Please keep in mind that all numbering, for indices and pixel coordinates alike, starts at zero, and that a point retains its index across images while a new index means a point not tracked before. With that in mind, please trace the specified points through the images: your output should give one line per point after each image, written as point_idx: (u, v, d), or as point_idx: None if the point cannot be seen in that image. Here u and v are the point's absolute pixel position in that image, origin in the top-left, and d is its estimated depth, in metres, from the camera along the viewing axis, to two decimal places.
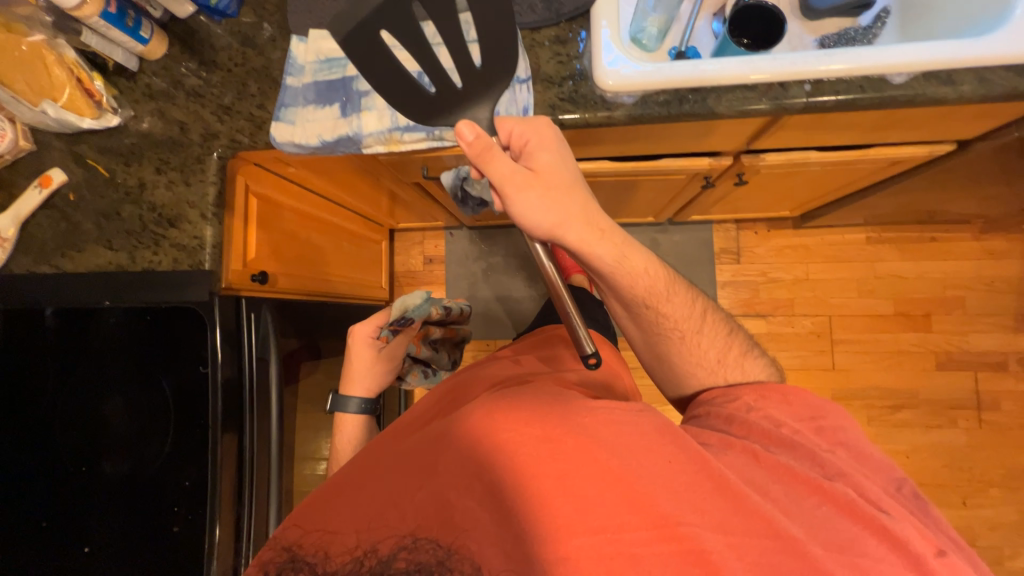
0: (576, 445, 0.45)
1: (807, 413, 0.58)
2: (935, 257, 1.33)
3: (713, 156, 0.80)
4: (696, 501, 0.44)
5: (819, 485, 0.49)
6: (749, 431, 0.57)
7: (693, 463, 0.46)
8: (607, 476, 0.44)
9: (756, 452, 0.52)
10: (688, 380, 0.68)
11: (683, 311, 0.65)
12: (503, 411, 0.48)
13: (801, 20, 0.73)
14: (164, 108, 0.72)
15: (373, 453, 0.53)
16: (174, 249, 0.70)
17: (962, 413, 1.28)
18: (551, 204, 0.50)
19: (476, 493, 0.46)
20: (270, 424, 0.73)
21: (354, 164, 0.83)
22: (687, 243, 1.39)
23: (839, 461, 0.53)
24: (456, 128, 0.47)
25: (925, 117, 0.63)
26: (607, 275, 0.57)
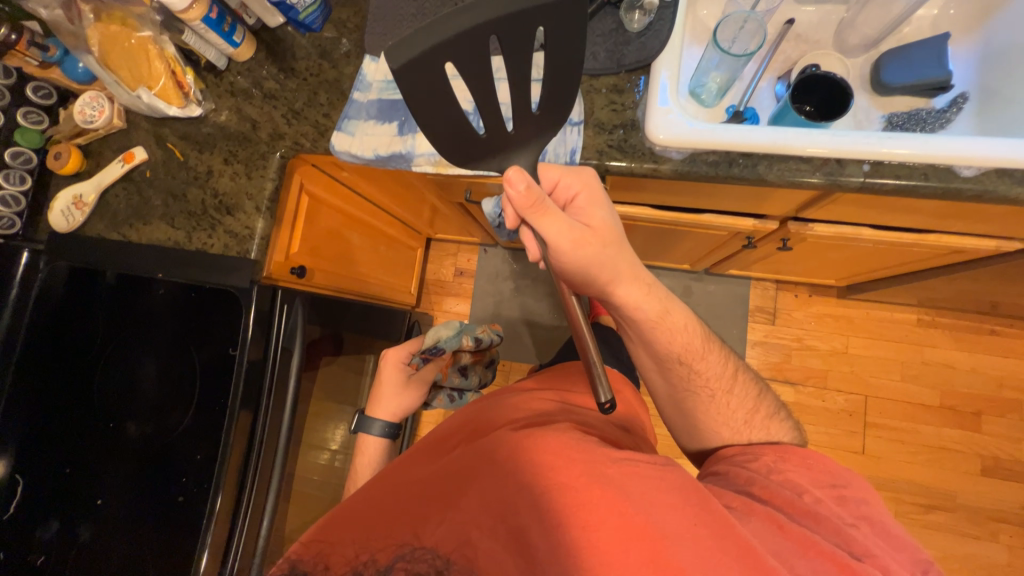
0: (592, 497, 0.45)
1: (829, 480, 0.54)
2: (993, 351, 1.23)
3: (758, 218, 0.79)
4: (720, 570, 0.42)
5: (846, 565, 0.45)
6: (769, 492, 0.53)
7: (714, 528, 0.44)
8: (624, 530, 0.44)
9: (780, 521, 0.49)
10: (710, 437, 0.65)
11: (714, 370, 0.64)
12: (520, 452, 0.50)
13: (871, 95, 0.71)
14: (241, 105, 0.78)
15: (396, 474, 0.59)
16: (226, 234, 0.75)
17: (1006, 527, 1.16)
18: (600, 254, 0.54)
19: (498, 533, 0.48)
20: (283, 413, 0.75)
21: (402, 177, 0.87)
22: (721, 296, 1.35)
23: (864, 538, 0.49)
24: (509, 178, 0.48)
25: (995, 213, 0.60)
26: (645, 325, 0.61)
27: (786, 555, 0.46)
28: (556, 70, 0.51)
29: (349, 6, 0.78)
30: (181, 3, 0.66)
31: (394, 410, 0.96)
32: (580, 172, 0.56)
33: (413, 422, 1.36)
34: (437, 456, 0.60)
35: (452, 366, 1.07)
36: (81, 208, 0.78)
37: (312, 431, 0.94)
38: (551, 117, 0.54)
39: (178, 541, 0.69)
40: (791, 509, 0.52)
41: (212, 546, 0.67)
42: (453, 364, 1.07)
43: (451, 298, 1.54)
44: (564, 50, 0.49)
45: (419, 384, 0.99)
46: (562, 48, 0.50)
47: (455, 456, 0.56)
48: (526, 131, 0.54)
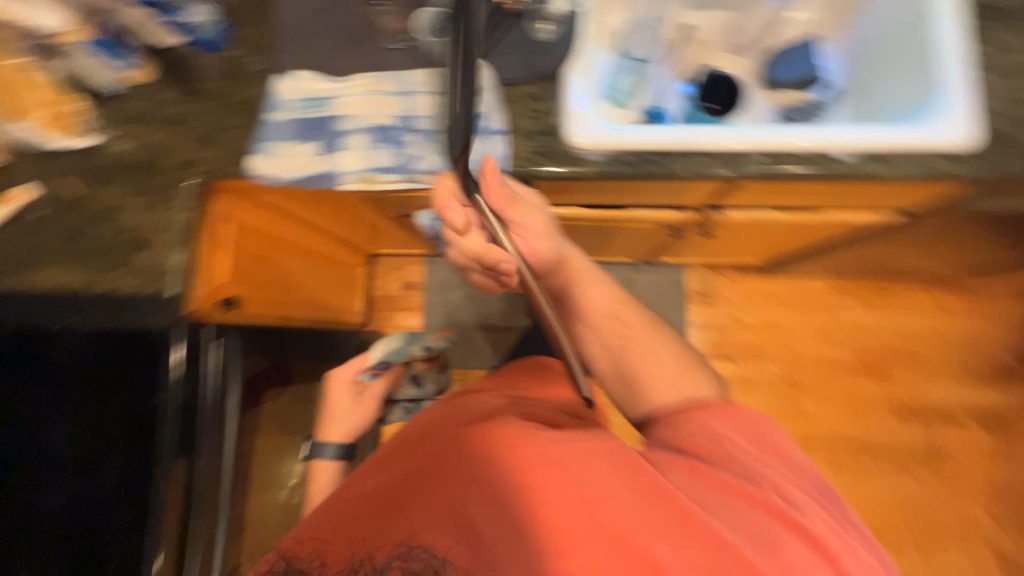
0: (539, 480, 0.50)
1: (745, 426, 0.60)
2: (893, 309, 1.39)
3: (680, 209, 0.84)
4: (648, 519, 0.50)
5: (749, 494, 0.54)
6: (694, 447, 0.58)
7: (644, 488, 0.51)
8: (570, 505, 0.49)
9: (699, 469, 0.56)
10: (651, 398, 0.66)
11: (641, 332, 0.69)
12: (474, 451, 0.53)
13: (764, 91, 0.79)
14: (143, 132, 0.73)
15: (362, 485, 0.58)
16: (139, 272, 0.69)
17: (919, 462, 1.32)
18: (540, 242, 0.63)
19: (476, 523, 0.50)
20: (220, 446, 0.76)
21: (332, 195, 0.84)
22: (661, 284, 1.43)
23: (776, 475, 0.56)
24: (487, 165, 0.56)
25: (873, 190, 0.68)
26: (570, 289, 0.70)
27: (701, 497, 0.54)
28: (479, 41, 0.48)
29: (255, 23, 0.74)
30: (54, 23, 0.61)
31: (347, 432, 0.93)
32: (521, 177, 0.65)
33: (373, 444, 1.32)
34: (399, 456, 0.59)
35: (404, 377, 1.06)
36: None
37: (264, 467, 0.91)
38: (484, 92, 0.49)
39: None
40: (720, 460, 0.57)
41: None
42: (405, 376, 1.06)
43: (401, 313, 1.51)
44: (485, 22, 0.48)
45: (370, 400, 0.97)
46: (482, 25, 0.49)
47: (421, 456, 0.57)
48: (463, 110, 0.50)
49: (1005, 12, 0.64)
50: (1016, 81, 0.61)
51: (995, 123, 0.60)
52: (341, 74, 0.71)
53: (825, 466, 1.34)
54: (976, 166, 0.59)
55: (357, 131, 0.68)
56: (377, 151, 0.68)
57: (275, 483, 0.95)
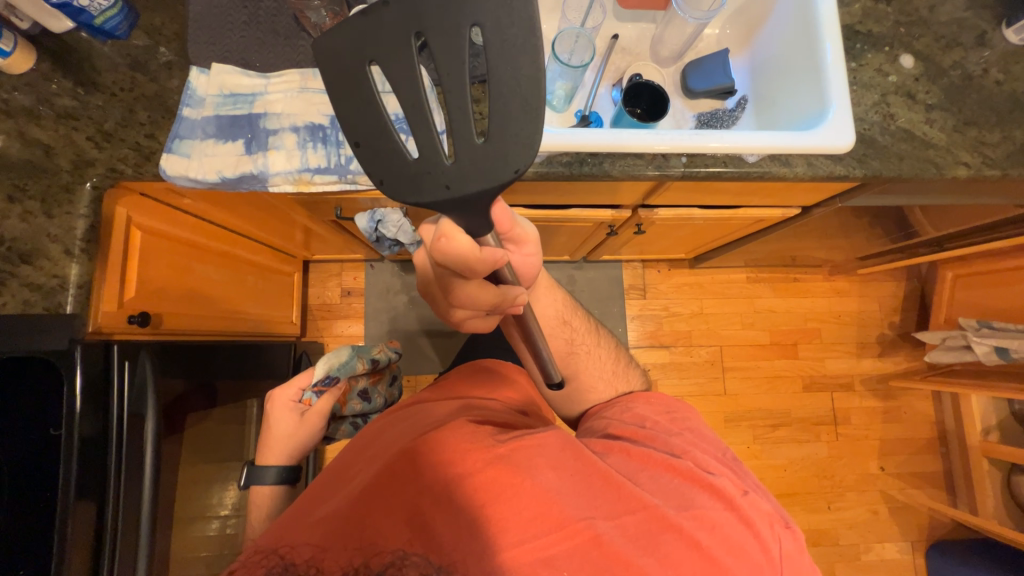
0: (492, 474, 0.52)
1: (664, 408, 0.68)
2: (798, 294, 1.57)
3: (615, 209, 0.89)
4: (592, 499, 0.53)
5: (669, 464, 0.58)
6: (620, 429, 0.64)
7: (586, 472, 0.55)
8: (522, 493, 0.51)
9: (627, 448, 0.60)
10: (589, 395, 0.73)
11: (584, 330, 0.73)
12: (428, 457, 0.54)
13: (683, 99, 0.86)
14: (24, 127, 0.63)
15: (319, 508, 0.54)
16: (24, 287, 0.60)
17: (824, 428, 1.50)
18: (530, 264, 0.56)
19: (451, 518, 0.50)
20: (143, 478, 0.65)
21: (260, 198, 0.79)
22: (600, 280, 1.50)
23: (683, 441, 0.62)
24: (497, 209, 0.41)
25: (777, 188, 0.77)
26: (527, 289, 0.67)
27: (631, 472, 0.58)
28: (501, 66, 0.35)
29: (162, 11, 0.68)
30: None
31: (285, 453, 0.87)
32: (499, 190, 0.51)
33: (316, 460, 1.25)
34: (359, 473, 0.57)
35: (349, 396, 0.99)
36: None
37: (190, 499, 0.83)
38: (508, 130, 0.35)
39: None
40: (636, 436, 0.63)
41: None
42: (351, 394, 0.99)
43: (341, 321, 1.45)
44: (507, 45, 0.35)
45: (312, 423, 0.89)
46: (502, 48, 0.35)
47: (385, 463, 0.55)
48: (475, 152, 0.36)
49: (872, 37, 0.75)
50: (881, 95, 0.72)
51: (867, 131, 0.71)
52: (266, 68, 0.67)
53: (750, 438, 1.48)
54: (854, 166, 0.69)
55: (285, 130, 0.65)
56: (309, 150, 0.64)
57: (202, 516, 0.86)
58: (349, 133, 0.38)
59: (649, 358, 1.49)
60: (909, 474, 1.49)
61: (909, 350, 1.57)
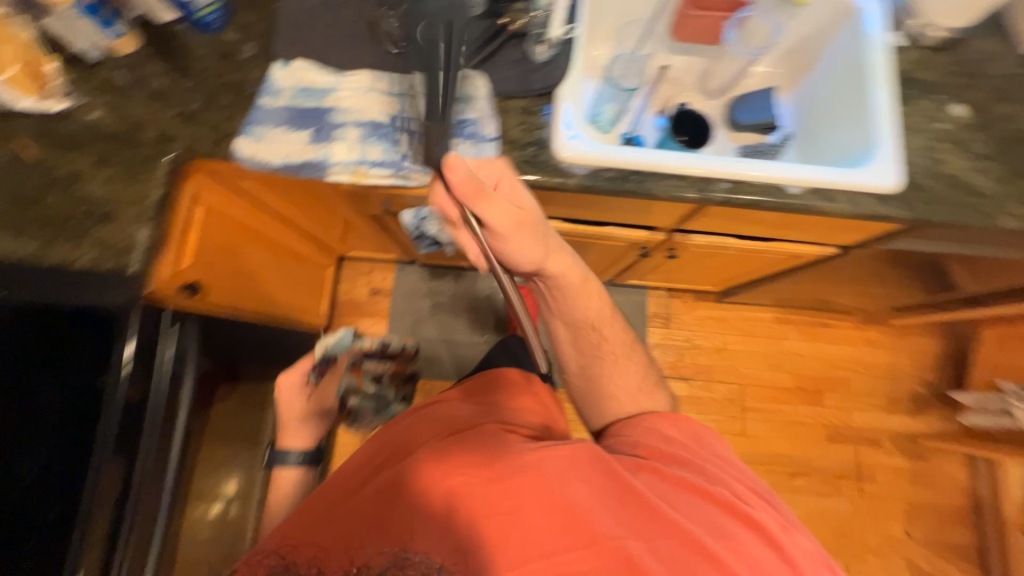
0: (517, 484, 0.52)
1: (695, 431, 0.64)
2: (827, 340, 1.54)
3: (650, 230, 0.91)
4: (623, 519, 0.53)
5: (704, 492, 0.57)
6: (649, 449, 0.62)
7: (618, 490, 0.54)
8: (545, 506, 0.52)
9: (659, 469, 0.59)
10: (609, 407, 0.71)
11: (617, 337, 0.73)
12: (452, 459, 0.55)
13: (726, 130, 0.88)
14: (120, 103, 0.70)
15: (344, 502, 0.58)
16: (95, 245, 0.64)
17: (846, 482, 1.43)
18: (519, 243, 0.63)
19: (476, 523, 0.51)
20: None
21: (315, 186, 0.84)
22: (624, 304, 1.50)
23: (719, 469, 0.60)
24: (451, 164, 0.55)
25: (817, 222, 0.77)
26: (558, 282, 0.70)
27: (667, 494, 0.57)
28: None
29: (254, 11, 0.75)
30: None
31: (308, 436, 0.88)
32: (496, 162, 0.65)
33: (327, 451, 1.26)
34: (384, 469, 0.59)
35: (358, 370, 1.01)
36: None
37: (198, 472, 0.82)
38: None
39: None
40: (667, 458, 0.61)
41: None
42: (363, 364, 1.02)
43: (366, 318, 1.48)
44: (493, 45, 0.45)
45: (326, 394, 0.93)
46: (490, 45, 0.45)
47: (411, 464, 0.56)
48: None
49: (922, 83, 0.77)
50: (928, 140, 0.73)
51: (913, 173, 0.71)
52: (339, 68, 0.72)
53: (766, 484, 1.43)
54: (897, 208, 0.70)
55: (350, 124, 0.69)
56: (370, 145, 0.69)
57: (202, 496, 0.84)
58: None
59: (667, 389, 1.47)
60: (937, 543, 1.40)
61: (943, 410, 1.50)
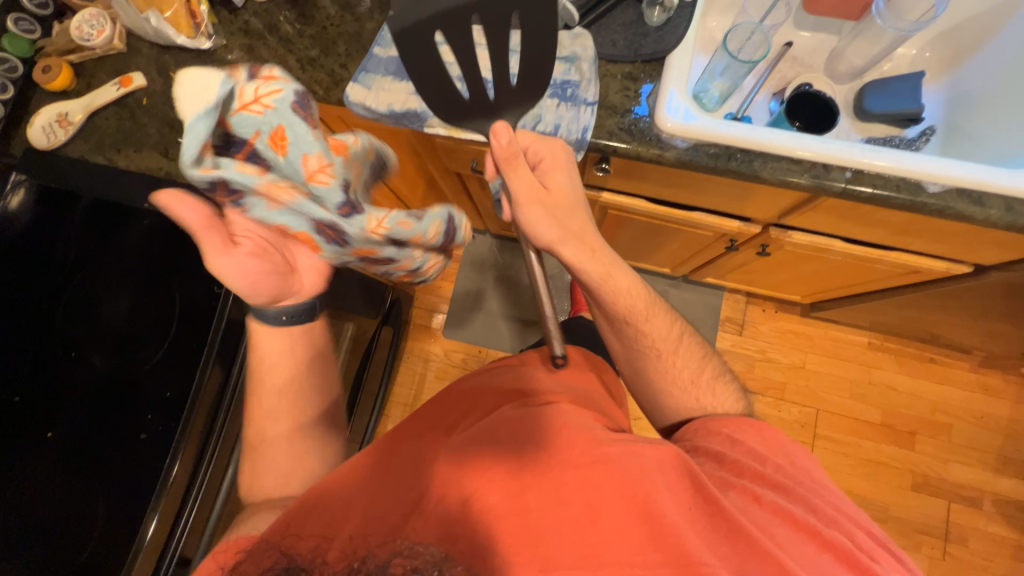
0: (599, 474, 0.53)
1: (786, 452, 0.60)
2: (931, 378, 1.35)
3: (744, 221, 0.84)
4: (718, 547, 0.50)
5: (815, 532, 0.52)
6: (738, 468, 0.57)
7: (708, 510, 0.52)
8: (626, 506, 0.51)
9: (756, 493, 0.55)
10: (664, 399, 0.68)
11: (660, 331, 0.66)
12: (524, 438, 0.56)
13: (853, 119, 0.78)
14: (254, 46, 0.77)
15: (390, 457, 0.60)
16: None
17: (928, 539, 1.26)
18: (537, 222, 0.59)
19: (554, 507, 0.51)
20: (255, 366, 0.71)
21: (408, 138, 0.88)
22: (695, 304, 1.42)
23: (828, 508, 0.55)
24: (495, 130, 0.55)
25: (954, 231, 0.67)
26: (594, 290, 0.63)
27: (766, 524, 0.52)
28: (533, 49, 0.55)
29: None
30: None
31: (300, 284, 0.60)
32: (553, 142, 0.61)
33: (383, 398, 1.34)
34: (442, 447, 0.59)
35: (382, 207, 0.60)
36: (64, 126, 0.75)
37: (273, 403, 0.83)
38: (528, 94, 0.58)
39: (122, 505, 0.63)
40: (766, 483, 0.56)
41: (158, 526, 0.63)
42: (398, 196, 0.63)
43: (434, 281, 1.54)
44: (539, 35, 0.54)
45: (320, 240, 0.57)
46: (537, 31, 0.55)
47: (474, 434, 0.58)
48: (506, 101, 0.58)
49: None
50: None
51: None
52: None
53: None
54: None
55: None
56: None
57: None
58: (413, 76, 0.55)
59: None
60: None
61: None
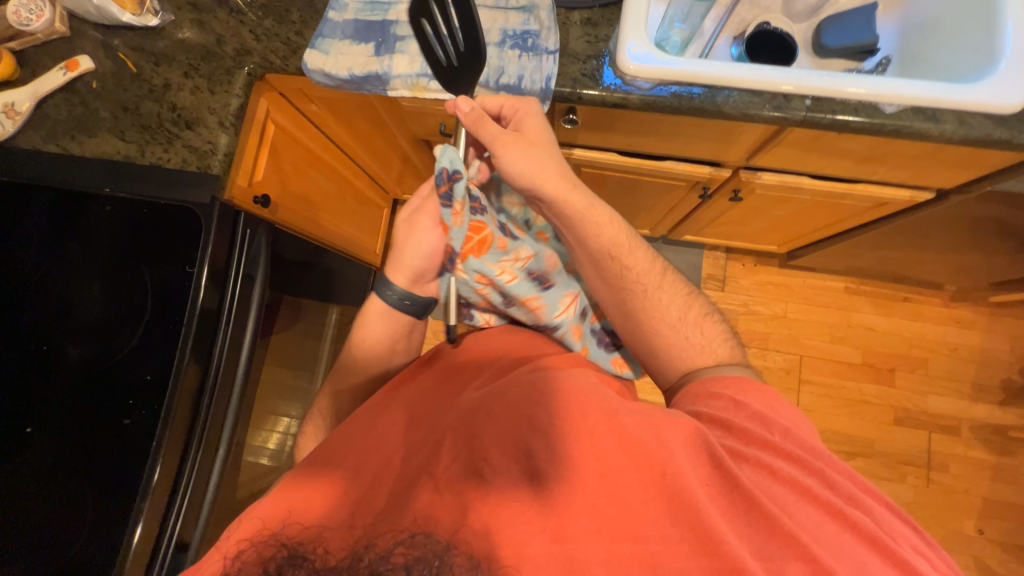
0: (617, 444, 0.51)
1: (787, 419, 0.57)
2: (906, 316, 1.39)
3: (714, 166, 0.85)
4: (740, 527, 0.47)
5: (838, 511, 0.49)
6: (746, 436, 0.54)
7: (726, 485, 0.50)
8: (640, 478, 0.49)
9: (770, 466, 0.51)
10: (658, 340, 0.67)
11: (641, 265, 0.67)
12: (538, 409, 0.55)
13: (812, 56, 0.80)
14: (205, 20, 0.75)
15: (378, 428, 0.60)
16: (185, 149, 0.72)
17: (912, 470, 1.31)
18: (516, 164, 0.60)
19: (566, 476, 0.49)
20: (240, 353, 0.72)
21: (373, 106, 0.88)
22: (677, 264, 1.44)
23: (847, 485, 0.52)
24: (452, 102, 0.58)
25: (914, 154, 0.69)
26: (578, 223, 0.63)
27: (782, 500, 0.49)
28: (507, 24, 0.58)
29: None
30: None
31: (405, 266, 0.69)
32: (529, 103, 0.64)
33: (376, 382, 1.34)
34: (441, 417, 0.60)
35: (466, 267, 0.66)
36: (12, 116, 0.72)
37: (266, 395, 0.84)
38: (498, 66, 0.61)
39: (109, 503, 0.62)
40: (780, 455, 0.53)
41: (147, 523, 0.62)
42: (522, 270, 0.68)
43: None
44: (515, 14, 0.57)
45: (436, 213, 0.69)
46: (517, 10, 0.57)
47: (476, 403, 0.59)
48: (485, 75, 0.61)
49: None
50: None
51: None
52: None
53: None
54: (1017, 131, 0.61)
55: (412, 37, 0.70)
56: None
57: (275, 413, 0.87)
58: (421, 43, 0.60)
59: None
60: (1017, 546, 1.26)
61: None
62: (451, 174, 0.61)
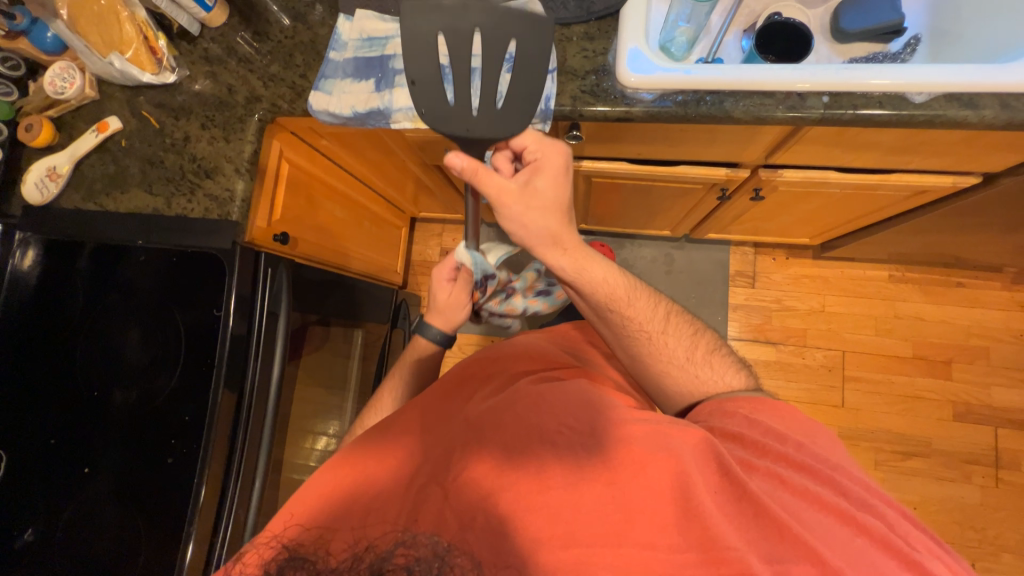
0: (622, 459, 0.51)
1: (798, 430, 0.56)
2: (960, 302, 1.29)
3: (731, 167, 0.81)
4: (748, 532, 0.47)
5: (849, 516, 0.48)
6: (760, 448, 0.53)
7: (735, 494, 0.49)
8: (649, 485, 0.49)
9: (783, 477, 0.51)
10: (664, 380, 0.66)
11: (642, 313, 0.65)
12: (548, 415, 0.55)
13: (831, 43, 0.74)
14: (217, 71, 0.79)
15: None
16: (206, 198, 0.75)
17: (979, 469, 1.21)
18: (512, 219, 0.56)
19: (580, 489, 0.49)
20: (270, 377, 0.74)
21: (380, 138, 0.90)
22: (703, 262, 1.38)
23: (860, 490, 0.51)
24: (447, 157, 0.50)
25: (952, 141, 0.63)
26: (573, 283, 0.63)
27: (792, 508, 0.49)
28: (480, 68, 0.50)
29: None
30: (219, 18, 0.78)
31: (455, 321, 0.79)
32: (553, 146, 0.56)
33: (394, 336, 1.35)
34: (452, 421, 0.61)
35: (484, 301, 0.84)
36: (55, 179, 0.77)
37: (301, 418, 0.88)
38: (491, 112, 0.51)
39: (158, 539, 0.66)
40: (791, 465, 0.52)
41: (197, 549, 0.65)
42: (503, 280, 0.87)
43: None
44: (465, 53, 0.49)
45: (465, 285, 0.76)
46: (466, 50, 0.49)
47: (487, 409, 0.59)
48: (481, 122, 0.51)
49: None
50: None
51: None
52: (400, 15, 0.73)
53: (869, 461, 1.26)
54: None
55: None
56: None
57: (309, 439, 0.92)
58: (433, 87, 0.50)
59: (751, 353, 1.34)
60: None
61: None
62: (485, 274, 0.75)
